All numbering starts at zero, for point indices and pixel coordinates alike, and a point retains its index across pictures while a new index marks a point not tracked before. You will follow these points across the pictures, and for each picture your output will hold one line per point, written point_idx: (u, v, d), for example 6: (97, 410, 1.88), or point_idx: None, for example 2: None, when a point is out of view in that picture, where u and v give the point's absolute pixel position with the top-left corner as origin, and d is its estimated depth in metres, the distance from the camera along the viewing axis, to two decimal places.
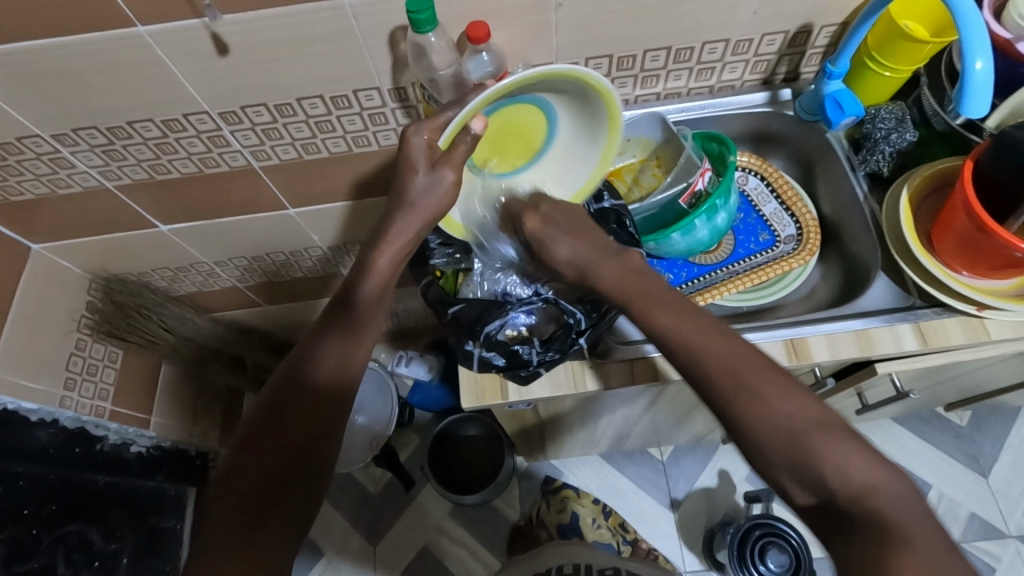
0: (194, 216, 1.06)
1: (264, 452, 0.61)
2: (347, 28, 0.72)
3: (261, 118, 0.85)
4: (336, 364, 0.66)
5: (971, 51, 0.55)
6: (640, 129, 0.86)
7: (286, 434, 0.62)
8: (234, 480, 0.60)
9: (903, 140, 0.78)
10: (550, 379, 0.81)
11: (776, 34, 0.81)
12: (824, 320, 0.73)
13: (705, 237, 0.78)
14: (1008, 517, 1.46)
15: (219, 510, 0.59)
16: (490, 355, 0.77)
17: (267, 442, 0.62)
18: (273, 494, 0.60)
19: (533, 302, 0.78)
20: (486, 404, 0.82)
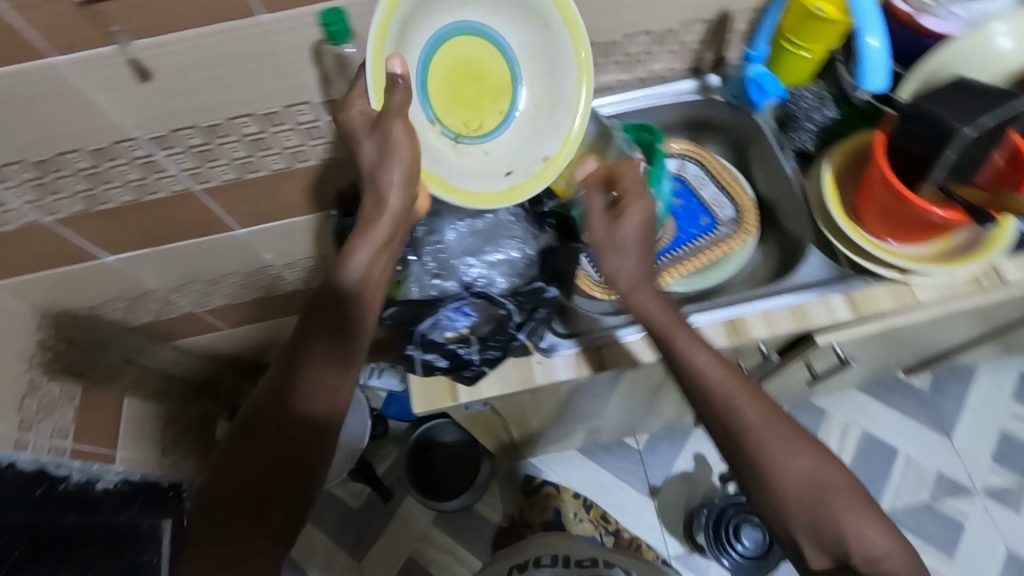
0: (140, 244, 1.05)
1: (248, 467, 0.65)
2: (270, 44, 0.72)
3: (194, 141, 0.85)
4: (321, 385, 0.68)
5: None
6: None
7: (268, 450, 0.66)
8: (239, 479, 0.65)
9: (825, 117, 0.81)
10: (499, 378, 0.81)
11: (696, 22, 0.83)
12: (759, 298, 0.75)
13: None
14: (973, 474, 1.51)
15: (206, 517, 0.64)
16: (429, 358, 0.77)
17: (250, 456, 0.65)
18: (257, 505, 0.65)
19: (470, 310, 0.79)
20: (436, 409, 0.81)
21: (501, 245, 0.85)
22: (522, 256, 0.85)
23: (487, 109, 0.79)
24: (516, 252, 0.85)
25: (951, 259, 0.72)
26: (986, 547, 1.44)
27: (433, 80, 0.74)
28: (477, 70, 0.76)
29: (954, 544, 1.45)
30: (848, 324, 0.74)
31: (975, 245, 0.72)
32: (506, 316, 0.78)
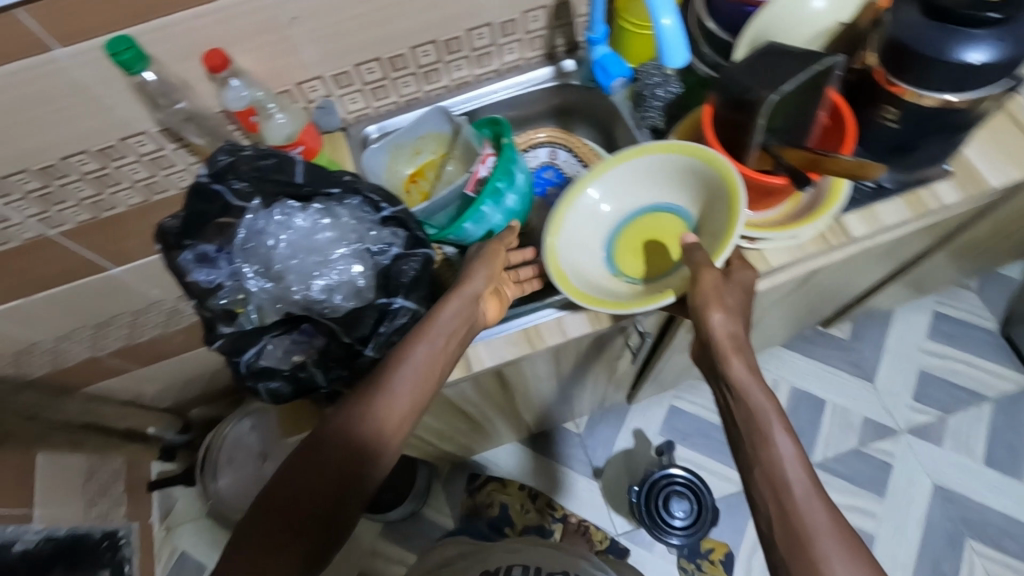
0: (9, 297, 0.99)
1: (300, 496, 0.59)
2: (80, 78, 0.68)
3: (30, 185, 0.80)
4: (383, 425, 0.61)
5: (659, 9, 0.61)
6: (428, 126, 0.85)
7: (320, 483, 0.59)
8: (261, 513, 0.59)
9: (670, 92, 0.80)
10: None
11: (536, 9, 0.82)
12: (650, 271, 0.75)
13: (499, 221, 0.78)
14: (897, 414, 1.56)
15: (242, 539, 0.58)
16: (262, 390, 0.67)
17: (299, 483, 0.59)
18: (290, 535, 0.58)
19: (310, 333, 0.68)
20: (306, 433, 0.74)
21: (337, 255, 0.70)
22: (364, 263, 0.70)
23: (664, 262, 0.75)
24: (355, 259, 0.70)
25: (794, 221, 0.72)
26: (914, 484, 1.50)
27: (620, 247, 0.78)
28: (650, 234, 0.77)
29: (884, 484, 1.50)
30: None
31: (817, 203, 0.73)
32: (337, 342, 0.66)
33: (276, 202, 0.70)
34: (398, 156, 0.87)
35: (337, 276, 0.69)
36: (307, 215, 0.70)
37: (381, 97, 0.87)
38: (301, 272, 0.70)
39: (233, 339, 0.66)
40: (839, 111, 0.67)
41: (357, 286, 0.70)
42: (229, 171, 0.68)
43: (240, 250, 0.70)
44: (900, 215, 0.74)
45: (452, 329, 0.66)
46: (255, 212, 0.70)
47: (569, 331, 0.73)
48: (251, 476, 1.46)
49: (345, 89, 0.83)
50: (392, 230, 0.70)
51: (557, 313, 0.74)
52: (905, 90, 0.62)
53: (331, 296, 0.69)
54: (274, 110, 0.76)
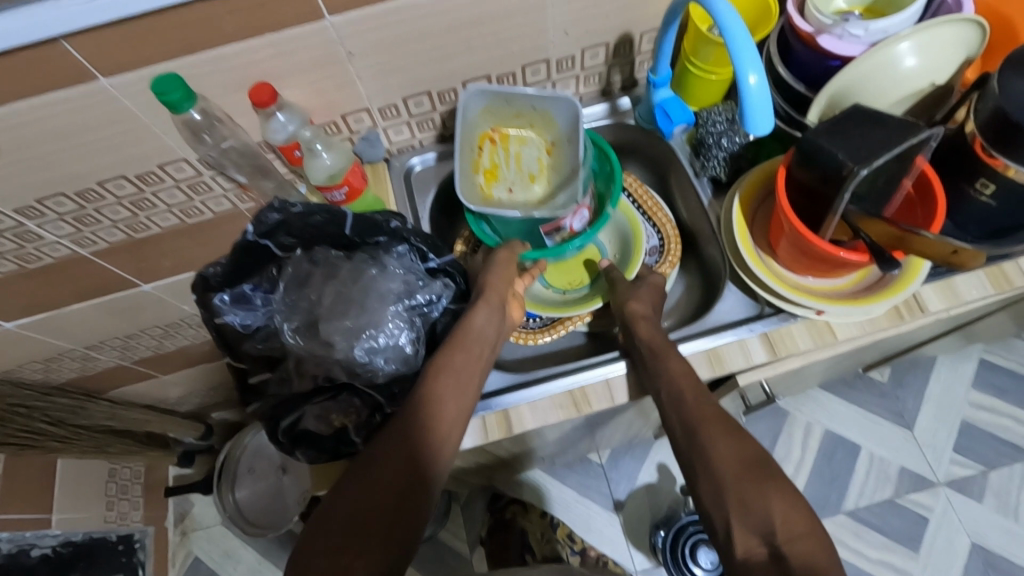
0: (38, 309, 0.98)
1: (365, 500, 0.55)
2: (122, 107, 0.66)
3: (66, 208, 0.78)
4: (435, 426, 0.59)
5: (743, 66, 0.54)
6: (547, 106, 0.77)
7: (382, 488, 0.56)
8: (333, 510, 0.56)
9: (735, 143, 0.75)
10: None
11: (597, 47, 0.78)
12: (709, 333, 0.71)
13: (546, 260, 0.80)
14: (937, 467, 1.49)
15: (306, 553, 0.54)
16: (302, 455, 0.65)
17: (362, 487, 0.56)
18: (361, 545, 0.53)
19: (346, 396, 0.65)
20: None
21: (385, 314, 0.66)
22: (411, 321, 0.68)
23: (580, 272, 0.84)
24: (403, 319, 0.67)
25: (865, 295, 0.67)
26: (949, 541, 1.43)
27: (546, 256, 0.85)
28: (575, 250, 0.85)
29: (919, 540, 1.44)
30: (766, 364, 0.71)
31: (894, 277, 0.67)
32: (380, 411, 0.65)
33: (318, 251, 0.69)
34: (493, 109, 0.79)
35: (382, 336, 0.66)
36: (352, 265, 0.68)
37: (428, 129, 0.83)
38: (346, 330, 0.65)
39: (271, 401, 0.66)
40: (928, 182, 0.61)
41: (403, 352, 0.66)
42: (282, 224, 0.67)
43: (281, 300, 0.67)
44: (982, 290, 0.69)
45: (486, 342, 0.65)
46: (298, 262, 0.68)
47: (617, 396, 0.71)
48: (269, 489, 1.45)
49: (391, 121, 0.80)
50: (443, 283, 0.70)
51: (606, 374, 0.71)
52: (1006, 165, 0.57)
53: (375, 360, 0.65)
54: (322, 152, 0.73)
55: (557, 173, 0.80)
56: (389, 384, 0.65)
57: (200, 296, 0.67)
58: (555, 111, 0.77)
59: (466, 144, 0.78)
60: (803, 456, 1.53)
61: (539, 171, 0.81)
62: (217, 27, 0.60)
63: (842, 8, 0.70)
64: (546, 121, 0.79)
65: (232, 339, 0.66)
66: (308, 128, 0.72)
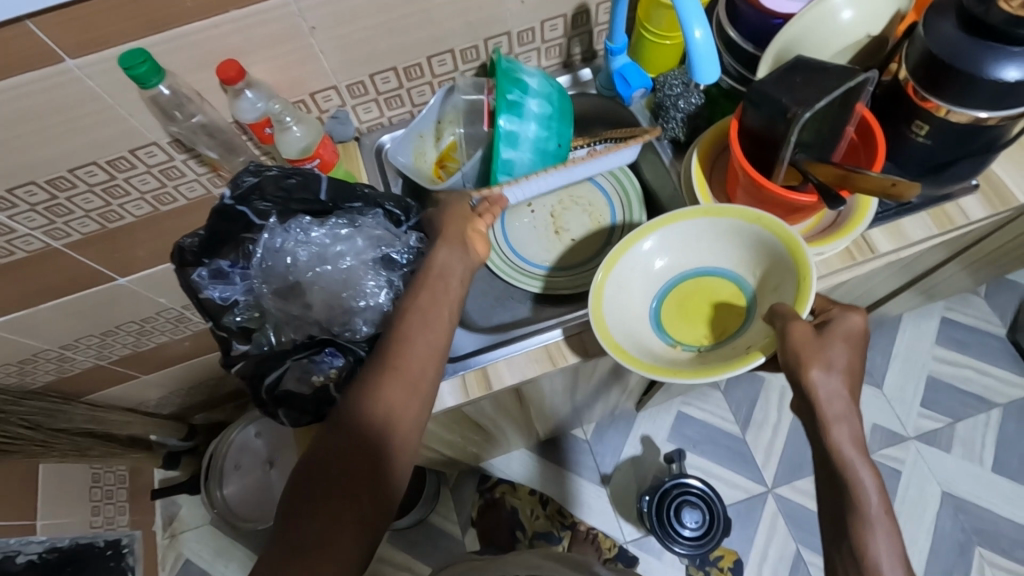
0: (12, 307, 0.98)
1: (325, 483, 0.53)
2: (89, 90, 0.67)
3: (37, 198, 0.79)
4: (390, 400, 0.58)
5: (690, 21, 0.57)
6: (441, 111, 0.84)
7: (342, 468, 0.54)
8: (321, 462, 0.55)
9: (692, 104, 0.78)
10: None
11: (555, 18, 0.81)
12: None
13: (538, 127, 0.76)
14: (906, 421, 1.56)
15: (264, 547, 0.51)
16: (283, 416, 0.66)
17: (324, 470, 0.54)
18: (328, 531, 0.52)
19: (332, 355, 0.67)
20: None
21: (362, 274, 0.69)
22: (388, 280, 0.70)
23: (728, 319, 0.70)
24: (381, 276, 0.70)
25: (822, 237, 0.71)
26: (922, 491, 1.49)
27: (671, 312, 0.72)
28: (706, 298, 0.72)
29: (894, 491, 1.50)
30: None
31: (845, 217, 0.72)
32: (359, 365, 0.66)
33: (291, 216, 0.70)
34: (420, 148, 0.85)
35: (362, 298, 0.68)
36: (325, 228, 0.70)
37: (395, 106, 0.85)
38: (329, 290, 0.69)
39: (252, 362, 0.67)
40: (867, 124, 0.65)
41: (382, 311, 0.69)
42: (258, 190, 0.69)
43: (257, 266, 0.69)
44: (926, 230, 0.73)
45: (454, 281, 0.66)
46: (271, 229, 0.69)
47: (590, 349, 0.73)
48: (256, 484, 1.44)
49: (359, 98, 0.81)
50: (418, 236, 0.72)
51: (542, 341, 0.73)
52: (938, 105, 0.61)
53: (355, 318, 0.68)
54: (291, 125, 0.75)
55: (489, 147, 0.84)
56: (370, 342, 0.67)
57: (179, 267, 0.68)
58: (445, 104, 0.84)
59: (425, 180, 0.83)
60: (780, 419, 1.58)
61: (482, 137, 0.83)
62: (180, 4, 0.61)
63: None
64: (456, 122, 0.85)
65: (212, 305, 0.67)
66: (277, 103, 0.74)
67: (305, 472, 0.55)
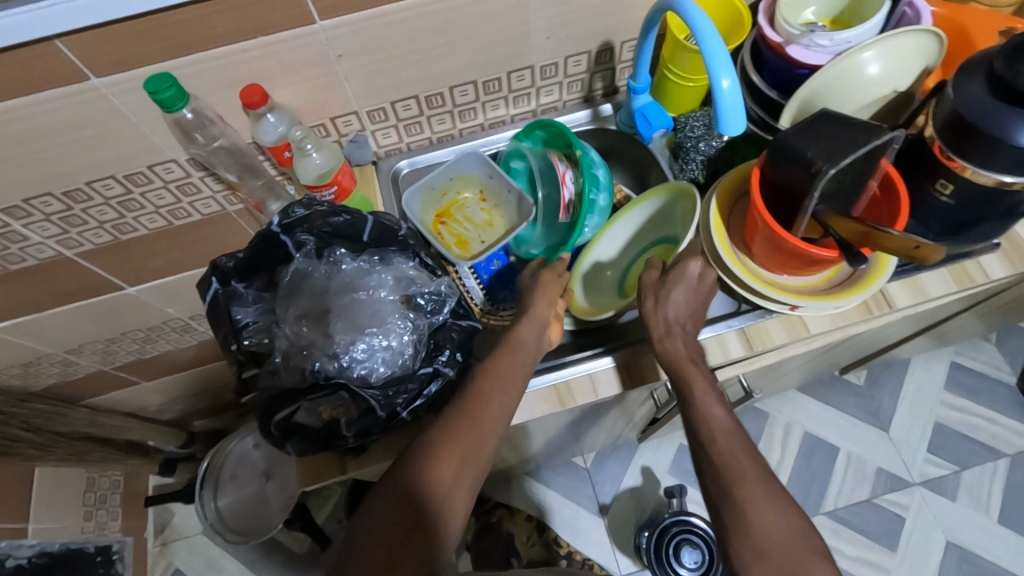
0: (20, 312, 0.98)
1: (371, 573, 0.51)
2: (112, 107, 0.67)
3: (53, 208, 0.79)
4: (442, 477, 0.56)
5: (716, 70, 0.56)
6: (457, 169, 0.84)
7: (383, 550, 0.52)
8: (371, 517, 0.54)
9: (713, 147, 0.78)
10: (387, 444, 0.72)
11: (579, 54, 0.81)
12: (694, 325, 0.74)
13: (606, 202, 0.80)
14: (911, 466, 1.53)
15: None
16: (292, 449, 0.65)
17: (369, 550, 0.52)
18: None
19: (336, 391, 0.64)
20: (325, 482, 0.73)
21: (388, 313, 0.68)
22: (413, 324, 0.68)
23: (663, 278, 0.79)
24: (406, 320, 0.68)
25: (838, 290, 0.70)
26: (926, 538, 1.47)
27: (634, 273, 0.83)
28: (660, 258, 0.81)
29: (897, 537, 1.48)
30: (744, 359, 0.73)
31: (863, 273, 0.70)
32: (372, 413, 0.64)
33: (328, 250, 0.69)
34: (427, 199, 0.85)
35: (384, 337, 0.66)
36: (359, 263, 0.69)
37: (414, 132, 0.85)
38: (351, 323, 0.67)
39: (266, 393, 0.66)
40: (891, 181, 0.65)
41: (399, 352, 0.67)
42: (299, 224, 0.70)
43: (284, 294, 0.68)
44: (945, 286, 0.72)
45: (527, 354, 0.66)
46: (306, 259, 0.69)
47: (600, 391, 0.73)
48: (251, 496, 1.43)
49: (379, 124, 0.81)
50: (448, 283, 0.70)
51: (590, 370, 0.74)
52: (964, 166, 0.60)
53: (371, 358, 0.66)
54: (310, 152, 0.73)
55: (503, 210, 0.85)
56: (383, 386, 0.65)
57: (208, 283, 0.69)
58: (463, 169, 0.85)
59: (427, 234, 0.82)
60: (783, 456, 1.56)
61: (490, 216, 0.85)
62: (208, 30, 0.62)
63: (806, 19, 0.74)
64: (471, 183, 0.86)
65: (231, 333, 0.67)
66: (299, 129, 0.72)
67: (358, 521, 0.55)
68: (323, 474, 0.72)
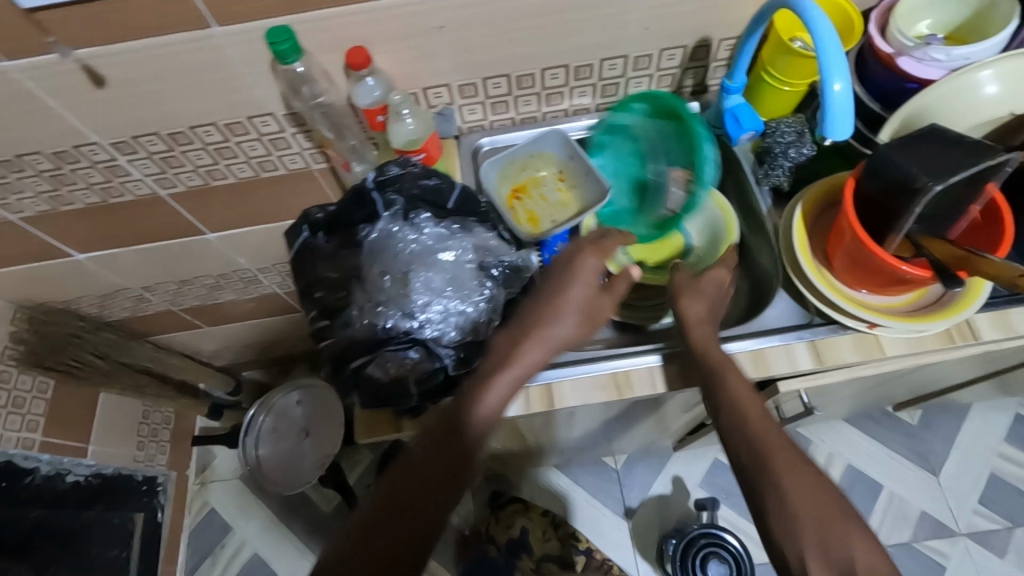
0: (109, 244, 1.04)
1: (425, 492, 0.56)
2: (225, 56, 0.70)
3: (156, 147, 0.83)
4: (490, 408, 0.61)
5: (829, 73, 0.54)
6: (540, 146, 0.87)
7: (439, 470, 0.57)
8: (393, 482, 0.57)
9: (801, 155, 0.77)
10: None
11: (675, 48, 0.80)
12: (761, 332, 0.72)
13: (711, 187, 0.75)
14: (958, 515, 1.46)
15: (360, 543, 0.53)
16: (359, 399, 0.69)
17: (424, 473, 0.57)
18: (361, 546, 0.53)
19: (410, 347, 0.67)
20: (377, 437, 0.73)
21: (467, 277, 0.70)
22: (490, 291, 0.71)
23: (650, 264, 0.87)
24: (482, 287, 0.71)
25: (921, 313, 0.68)
26: None
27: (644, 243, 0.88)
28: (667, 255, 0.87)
29: None
30: (811, 373, 0.71)
31: (953, 297, 0.68)
32: (443, 371, 0.67)
33: (415, 212, 0.72)
34: (505, 173, 0.87)
35: (463, 300, 0.69)
36: (440, 228, 0.72)
37: (499, 111, 0.86)
38: (431, 285, 0.69)
39: (338, 343, 0.68)
40: (996, 208, 0.62)
41: (470, 317, 0.69)
42: (390, 184, 0.72)
43: (368, 252, 0.70)
44: None
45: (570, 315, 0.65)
46: (392, 218, 0.71)
47: (659, 385, 0.73)
48: (290, 450, 1.48)
49: (468, 99, 0.83)
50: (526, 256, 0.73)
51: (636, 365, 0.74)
52: None
53: (445, 321, 0.68)
54: (405, 117, 0.75)
55: (580, 191, 0.85)
56: (456, 346, 0.68)
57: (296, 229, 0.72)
58: (547, 148, 0.87)
59: (501, 206, 0.84)
60: None
61: (566, 196, 0.86)
62: None
63: (921, 32, 0.70)
64: (552, 162, 0.87)
65: (313, 283, 0.70)
66: (398, 95, 0.74)
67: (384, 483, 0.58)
68: (378, 429, 0.72)
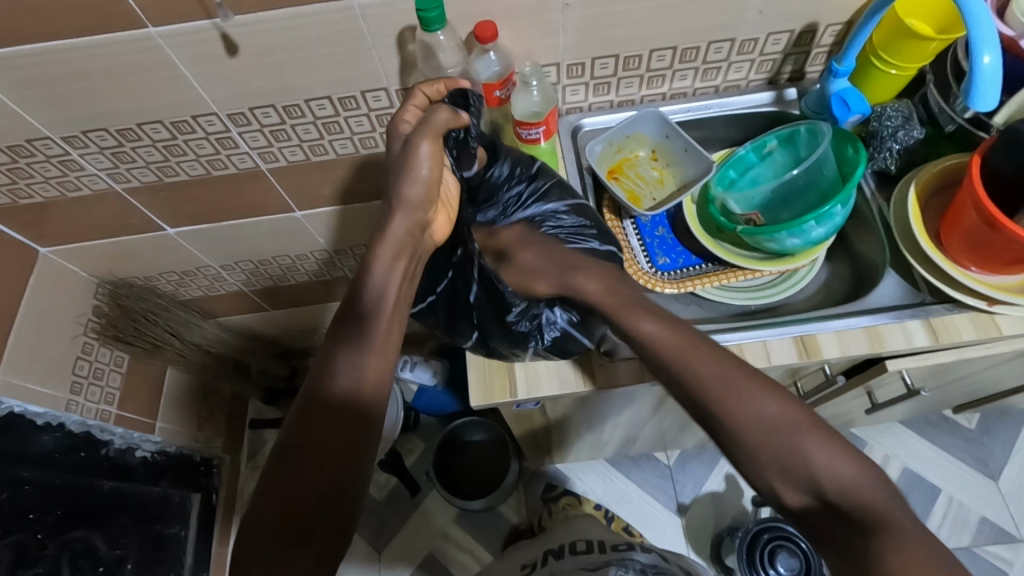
0: (201, 219, 1.07)
1: (302, 470, 0.61)
2: (356, 27, 0.72)
3: (269, 120, 0.85)
4: (344, 385, 0.64)
5: (978, 46, 0.57)
6: (637, 128, 0.89)
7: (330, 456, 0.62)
8: (319, 426, 0.62)
9: (911, 137, 0.77)
10: (558, 376, 0.81)
11: (782, 33, 0.81)
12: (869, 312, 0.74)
13: (839, 219, 0.76)
14: (1021, 522, 1.43)
15: (260, 508, 0.60)
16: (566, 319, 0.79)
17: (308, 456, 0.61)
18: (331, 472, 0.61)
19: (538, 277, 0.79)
20: (493, 403, 0.81)
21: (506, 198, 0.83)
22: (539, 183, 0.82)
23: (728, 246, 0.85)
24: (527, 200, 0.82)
25: None
26: None
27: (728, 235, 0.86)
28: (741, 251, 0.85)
29: None
30: (924, 352, 0.72)
31: None
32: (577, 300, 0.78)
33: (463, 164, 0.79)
34: (603, 154, 0.90)
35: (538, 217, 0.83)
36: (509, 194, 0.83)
37: (600, 93, 0.88)
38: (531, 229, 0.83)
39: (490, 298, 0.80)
40: None
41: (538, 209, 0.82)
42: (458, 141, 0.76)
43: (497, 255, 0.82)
44: None
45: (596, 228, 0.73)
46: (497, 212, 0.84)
47: (774, 358, 0.73)
48: None
49: (573, 79, 0.84)
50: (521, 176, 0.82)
51: None
52: None
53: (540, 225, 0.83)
54: (534, 88, 0.76)
55: (677, 168, 0.89)
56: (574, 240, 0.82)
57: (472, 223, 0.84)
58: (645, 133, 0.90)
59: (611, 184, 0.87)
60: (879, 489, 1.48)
61: (663, 175, 0.90)
62: None
63: None
64: (644, 145, 0.90)
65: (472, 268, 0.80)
66: (528, 65, 0.76)
67: (298, 441, 0.62)
68: (493, 390, 0.80)
